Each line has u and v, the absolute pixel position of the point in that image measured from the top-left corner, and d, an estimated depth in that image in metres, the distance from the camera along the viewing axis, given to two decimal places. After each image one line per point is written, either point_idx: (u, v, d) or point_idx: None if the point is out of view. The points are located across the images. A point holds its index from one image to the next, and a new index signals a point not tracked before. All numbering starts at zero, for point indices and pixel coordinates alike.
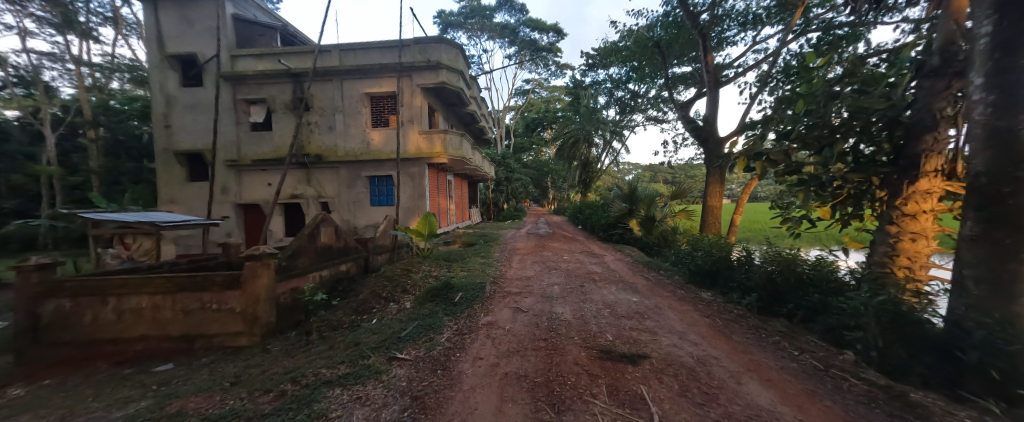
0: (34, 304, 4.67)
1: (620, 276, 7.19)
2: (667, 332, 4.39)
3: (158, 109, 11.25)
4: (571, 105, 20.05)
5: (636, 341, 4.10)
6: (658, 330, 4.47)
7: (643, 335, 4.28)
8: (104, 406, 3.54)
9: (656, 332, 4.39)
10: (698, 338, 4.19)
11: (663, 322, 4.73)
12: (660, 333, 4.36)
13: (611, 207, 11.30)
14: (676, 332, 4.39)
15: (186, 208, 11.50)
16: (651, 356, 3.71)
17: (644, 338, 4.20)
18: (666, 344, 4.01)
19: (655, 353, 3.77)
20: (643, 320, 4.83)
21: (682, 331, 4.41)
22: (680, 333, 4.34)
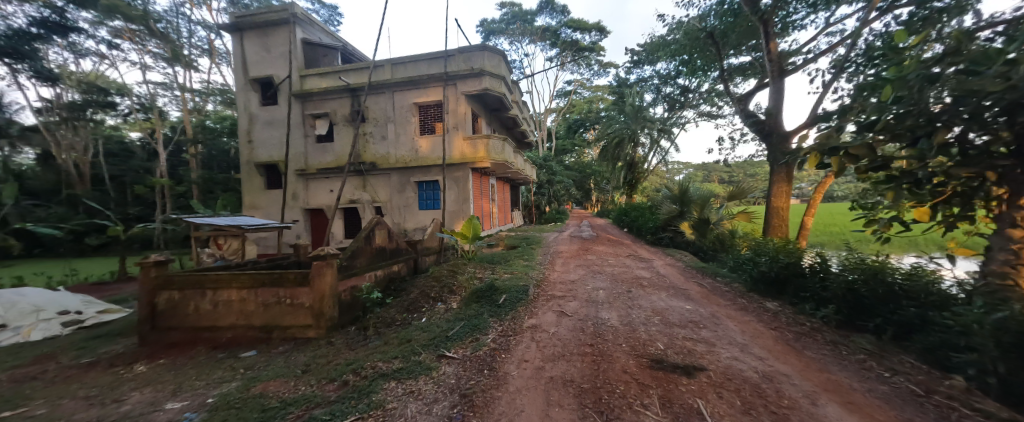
0: (153, 295, 5.61)
1: (670, 281, 6.85)
2: (726, 343, 4.09)
3: (243, 126, 12.85)
4: (616, 104, 19.47)
5: (691, 352, 3.87)
6: (715, 341, 4.18)
7: (699, 346, 4.02)
8: (205, 384, 4.14)
9: (713, 343, 4.11)
10: (763, 352, 3.85)
11: (721, 333, 4.41)
12: (718, 344, 4.07)
13: (660, 208, 10.78)
14: (736, 344, 4.07)
15: (266, 213, 12.97)
16: (708, 369, 3.48)
17: (700, 349, 3.94)
18: (725, 357, 3.74)
19: (713, 366, 3.53)
20: (698, 330, 4.54)
21: (744, 343, 4.09)
22: (742, 346, 4.02)
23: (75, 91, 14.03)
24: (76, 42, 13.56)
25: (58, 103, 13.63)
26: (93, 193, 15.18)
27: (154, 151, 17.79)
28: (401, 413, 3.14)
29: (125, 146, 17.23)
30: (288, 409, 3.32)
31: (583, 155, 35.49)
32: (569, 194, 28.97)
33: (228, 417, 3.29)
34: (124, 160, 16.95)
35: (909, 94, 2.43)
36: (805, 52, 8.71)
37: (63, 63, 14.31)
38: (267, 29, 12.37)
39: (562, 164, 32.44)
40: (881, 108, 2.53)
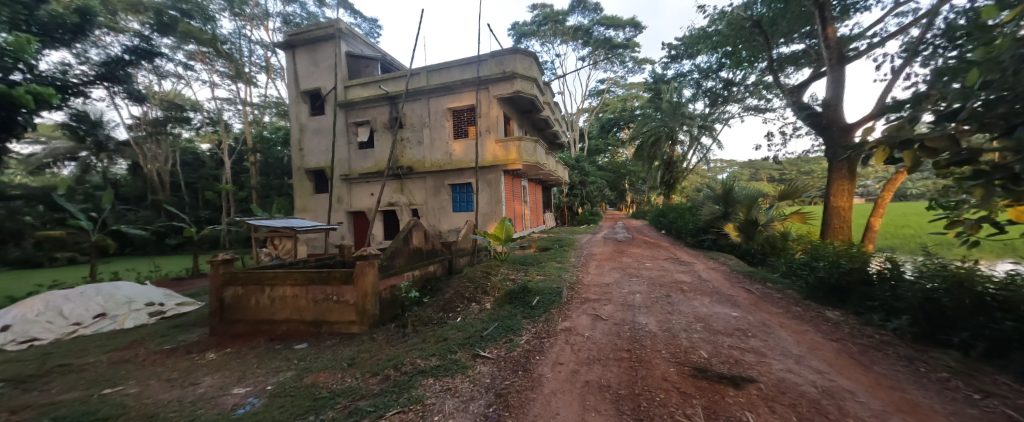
0: (221, 289, 6.23)
1: (714, 287, 6.47)
2: (778, 354, 3.80)
3: (295, 135, 13.88)
4: (652, 101, 18.77)
5: (738, 362, 3.64)
6: (766, 351, 3.90)
7: (747, 356, 3.78)
8: (264, 372, 4.54)
9: (763, 353, 3.84)
10: (822, 365, 3.53)
11: (773, 343, 4.10)
12: (769, 354, 3.80)
13: (702, 209, 10.25)
14: (790, 355, 3.77)
15: (315, 216, 13.93)
16: (758, 381, 3.25)
17: (749, 359, 3.70)
18: (777, 368, 3.48)
19: (764, 378, 3.30)
20: (745, 338, 4.26)
21: (800, 354, 3.78)
22: (797, 357, 3.72)
23: (157, 108, 15.93)
24: (159, 65, 15.40)
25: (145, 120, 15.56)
26: (172, 198, 17.11)
27: (220, 160, 19.72)
28: (439, 409, 3.25)
29: (197, 157, 19.31)
30: (336, 400, 3.56)
31: (618, 155, 34.60)
32: (603, 195, 28.39)
33: (285, 403, 3.58)
34: (197, 169, 18.98)
35: (1001, 77, 1.95)
36: (870, 36, 7.88)
37: (149, 85, 16.31)
38: (315, 45, 13.29)
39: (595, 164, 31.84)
40: (964, 95, 2.00)
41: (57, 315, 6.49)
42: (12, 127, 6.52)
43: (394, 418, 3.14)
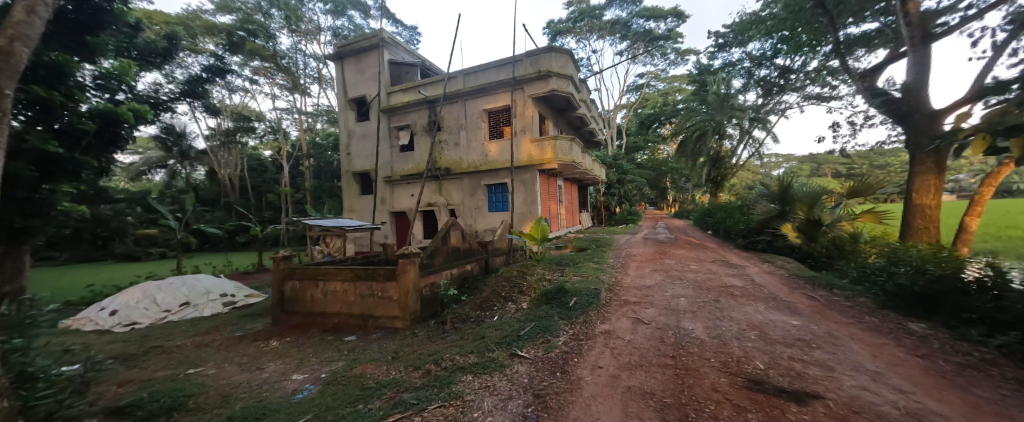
0: (282, 283, 6.83)
1: (769, 292, 5.95)
2: (849, 369, 3.42)
3: (343, 140, 14.81)
4: (697, 94, 17.73)
5: (801, 376, 3.32)
6: (834, 365, 3.52)
7: (811, 370, 3.43)
8: (319, 361, 4.90)
9: (831, 367, 3.46)
10: (906, 384, 3.11)
11: (842, 356, 3.69)
12: (838, 369, 3.42)
13: (755, 208, 9.49)
14: (864, 371, 3.37)
15: (362, 216, 14.75)
16: (825, 397, 2.94)
17: (814, 374, 3.36)
18: (848, 385, 3.13)
19: (833, 394, 2.98)
20: (808, 350, 3.88)
21: (876, 371, 3.36)
22: (873, 374, 3.31)
23: (229, 120, 17.81)
24: (230, 81, 17.21)
25: (219, 130, 17.54)
26: (241, 201, 19.00)
27: (280, 165, 21.56)
28: (479, 405, 3.30)
29: (261, 163, 21.26)
30: (382, 391, 3.74)
31: (659, 152, 33.21)
32: (642, 193, 27.43)
33: (338, 391, 3.84)
34: (261, 173, 20.93)
35: None
36: (962, 8, 6.83)
37: (223, 99, 18.28)
38: (361, 55, 14.12)
39: (633, 162, 30.79)
40: None
41: (151, 303, 7.46)
42: (117, 140, 7.59)
43: (435, 412, 3.24)
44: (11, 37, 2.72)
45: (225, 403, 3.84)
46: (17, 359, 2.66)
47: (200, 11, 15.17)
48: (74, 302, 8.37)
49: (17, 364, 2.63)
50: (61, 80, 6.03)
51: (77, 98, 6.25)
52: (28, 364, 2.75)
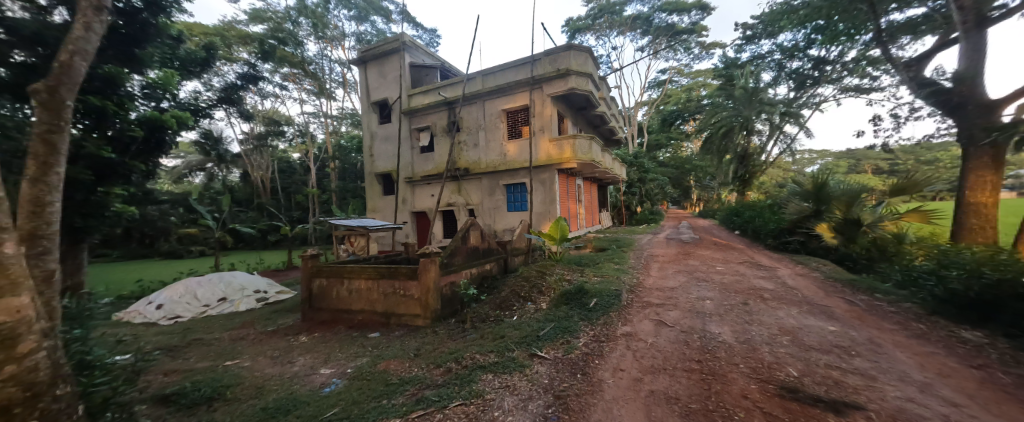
0: (310, 280, 7.10)
1: (803, 296, 5.64)
2: (893, 379, 3.20)
3: (366, 142, 15.22)
4: (723, 89, 17.07)
5: (840, 385, 3.14)
6: (876, 374, 3.30)
7: (851, 378, 3.23)
8: (345, 356, 5.07)
9: (873, 376, 3.25)
10: (959, 397, 2.88)
11: (886, 365, 3.45)
12: (880, 378, 3.21)
13: (786, 207, 9.04)
14: (911, 382, 3.14)
15: (385, 216, 15.11)
16: (867, 408, 2.76)
17: (854, 383, 3.16)
18: (893, 396, 2.92)
19: (876, 406, 2.79)
20: (847, 357, 3.65)
21: (925, 382, 3.12)
22: (921, 385, 3.09)
23: (261, 125, 18.71)
24: (262, 87, 18.05)
25: (252, 135, 18.46)
26: (272, 201, 19.89)
27: (308, 167, 22.41)
28: (499, 405, 3.31)
29: (290, 165, 22.17)
30: (405, 387, 3.82)
31: (682, 150, 32.20)
32: (664, 191, 26.75)
33: (362, 386, 3.94)
34: (290, 175, 21.83)
35: None
36: None
37: (255, 105, 19.19)
38: (383, 59, 14.48)
39: (655, 161, 30.03)
40: None
41: (192, 298, 7.94)
42: (163, 146, 8.05)
43: (456, 410, 3.28)
44: (71, 52, 2.94)
45: (259, 394, 4.04)
46: (75, 349, 2.89)
47: (235, 22, 15.99)
48: (124, 296, 9.00)
49: (76, 354, 2.86)
50: (111, 90, 6.49)
51: (127, 107, 6.70)
52: (86, 354, 2.99)
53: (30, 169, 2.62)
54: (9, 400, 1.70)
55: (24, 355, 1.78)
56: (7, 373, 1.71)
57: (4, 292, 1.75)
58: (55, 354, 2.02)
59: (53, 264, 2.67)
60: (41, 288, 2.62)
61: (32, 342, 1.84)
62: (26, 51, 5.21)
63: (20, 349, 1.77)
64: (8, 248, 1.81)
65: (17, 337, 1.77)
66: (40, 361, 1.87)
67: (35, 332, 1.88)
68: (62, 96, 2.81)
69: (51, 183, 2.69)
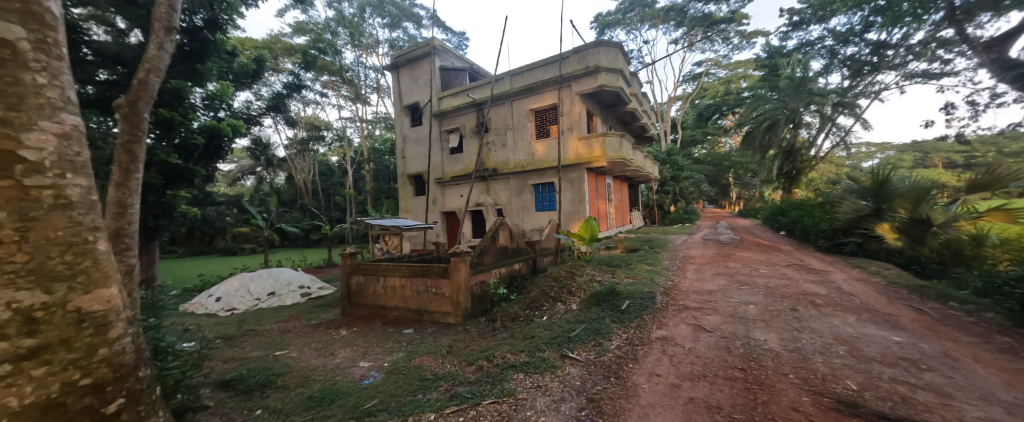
0: (349, 277, 7.45)
1: (861, 303, 5.16)
2: (973, 398, 2.85)
3: (399, 144, 15.75)
4: (766, 80, 16.00)
5: (908, 401, 2.84)
6: (952, 391, 2.96)
7: (921, 395, 2.92)
8: (382, 350, 5.28)
9: (948, 394, 2.91)
10: None
11: (964, 382, 3.08)
12: (957, 397, 2.87)
13: (840, 205, 8.32)
14: (996, 402, 2.78)
15: (417, 215, 15.54)
16: None
17: (925, 400, 2.85)
18: (974, 417, 2.60)
19: None
20: (916, 372, 3.29)
21: (1015, 403, 2.75)
22: (1009, 406, 2.73)
23: (303, 130, 19.92)
24: (305, 95, 19.21)
25: (296, 140, 19.72)
26: (313, 202, 21.10)
27: (346, 169, 23.54)
28: (531, 405, 3.30)
29: (329, 168, 23.39)
30: (438, 383, 3.91)
31: (720, 145, 30.66)
32: (700, 189, 25.53)
33: (399, 380, 4.09)
34: (330, 177, 23.02)
35: None
36: None
37: (299, 111, 20.45)
38: (415, 63, 14.93)
39: (690, 158, 28.77)
40: None
41: (245, 292, 8.60)
42: (220, 153, 8.79)
43: (489, 407, 3.32)
44: (147, 70, 3.30)
45: (306, 383, 4.30)
46: (152, 336, 3.22)
47: (280, 35, 17.13)
48: (188, 289, 9.90)
49: (153, 340, 3.19)
50: (178, 102, 7.19)
51: (190, 117, 7.38)
52: (160, 340, 3.30)
53: (114, 176, 3.03)
54: (100, 379, 1.68)
55: (113, 340, 1.76)
56: (99, 356, 1.69)
57: (95, 283, 1.72)
58: (139, 341, 2.03)
59: (132, 259, 3.07)
60: (123, 279, 2.94)
61: (121, 327, 1.82)
62: (109, 70, 5.88)
63: (109, 335, 1.75)
64: (97, 241, 1.78)
65: (106, 324, 1.74)
66: (126, 346, 1.84)
67: (122, 319, 1.84)
68: (140, 109, 3.19)
69: (131, 187, 3.10)
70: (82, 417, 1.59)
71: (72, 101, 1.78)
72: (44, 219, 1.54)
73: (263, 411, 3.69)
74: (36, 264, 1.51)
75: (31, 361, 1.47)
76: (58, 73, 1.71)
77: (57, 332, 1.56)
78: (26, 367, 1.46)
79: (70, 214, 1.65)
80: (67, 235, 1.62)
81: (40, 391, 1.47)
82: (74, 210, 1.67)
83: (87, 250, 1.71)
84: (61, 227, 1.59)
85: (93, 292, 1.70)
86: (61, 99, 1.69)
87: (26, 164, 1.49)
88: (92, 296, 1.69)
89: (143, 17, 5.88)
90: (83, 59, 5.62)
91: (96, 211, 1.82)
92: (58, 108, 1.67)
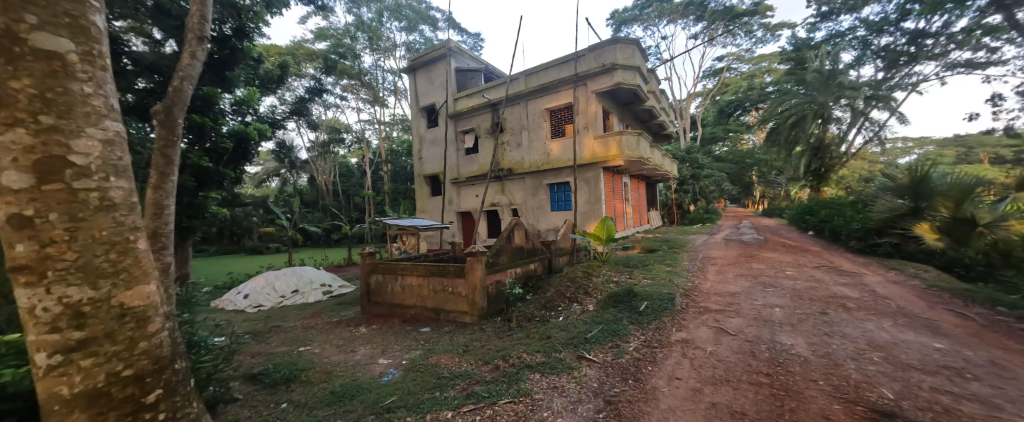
0: (368, 276, 7.61)
1: (897, 307, 4.87)
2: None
3: (415, 146, 15.97)
4: (792, 74, 15.37)
5: (951, 412, 2.66)
6: (1001, 403, 2.76)
7: (966, 406, 2.73)
8: (400, 348, 5.37)
9: (997, 406, 2.71)
10: None
11: (1016, 393, 2.87)
12: (1007, 409, 2.67)
13: (874, 204, 7.89)
14: None
15: (433, 216, 15.72)
16: None
17: (970, 411, 2.67)
18: None
19: None
20: (961, 381, 3.09)
21: None
22: None
23: (324, 133, 20.50)
24: (326, 99, 19.77)
25: (318, 142, 20.31)
26: (334, 203, 21.68)
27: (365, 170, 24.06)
28: (547, 406, 3.28)
29: (349, 169, 23.96)
30: (456, 381, 3.94)
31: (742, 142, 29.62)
32: (721, 188, 24.77)
33: (417, 377, 4.14)
34: (349, 178, 23.59)
35: None
36: None
37: (320, 115, 21.06)
38: (431, 65, 15.11)
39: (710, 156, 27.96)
40: None
41: (271, 289, 8.92)
42: (248, 156, 9.12)
43: (505, 407, 3.31)
44: (181, 78, 3.47)
45: (328, 379, 4.43)
46: (186, 330, 3.37)
47: (303, 41, 17.67)
48: (218, 287, 10.36)
49: (187, 334, 3.34)
50: (208, 108, 7.53)
51: (220, 122, 7.71)
52: (193, 335, 3.45)
53: (152, 178, 3.18)
54: (140, 371, 1.76)
55: (153, 334, 1.82)
56: (139, 349, 1.76)
57: (136, 279, 1.77)
58: (175, 334, 2.10)
59: (169, 257, 3.24)
60: (160, 276, 3.10)
61: (161, 321, 1.88)
62: (147, 78, 6.20)
63: (149, 329, 1.81)
64: (139, 240, 1.82)
65: (146, 318, 1.79)
66: (165, 338, 1.90)
67: (160, 313, 1.90)
68: (175, 115, 3.35)
69: (167, 189, 3.26)
70: (125, 406, 1.69)
71: (115, 109, 1.83)
72: (91, 220, 1.62)
73: (288, 404, 3.81)
74: (82, 262, 1.58)
75: (79, 352, 1.58)
76: (103, 83, 1.76)
77: (101, 326, 1.64)
78: (75, 358, 1.57)
79: (114, 215, 1.70)
80: (110, 234, 1.68)
81: (88, 381, 1.59)
82: (117, 211, 1.72)
83: (129, 248, 1.76)
84: (105, 227, 1.66)
85: (134, 288, 1.76)
86: (106, 106, 1.75)
87: (75, 169, 1.57)
88: (133, 292, 1.75)
89: (177, 28, 6.15)
90: (124, 69, 5.95)
91: (139, 211, 1.87)
92: (103, 115, 1.73)
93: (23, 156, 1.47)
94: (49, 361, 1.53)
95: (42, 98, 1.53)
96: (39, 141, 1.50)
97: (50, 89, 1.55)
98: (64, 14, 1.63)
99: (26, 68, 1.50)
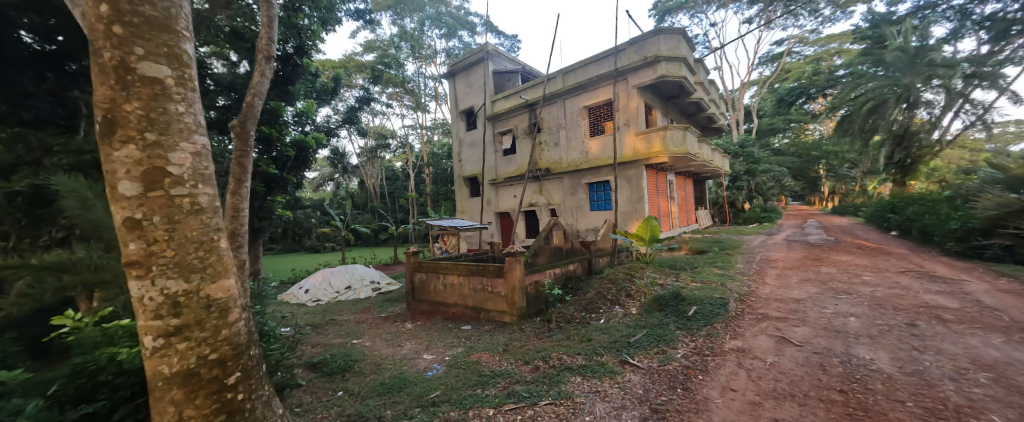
0: (412, 274, 7.89)
1: (1009, 320, 4.13)
2: None
3: (455, 148, 16.37)
4: (867, 55, 13.70)
5: None
6: None
7: None
8: (443, 345, 5.48)
9: None
10: None
11: None
12: None
13: (980, 199, 6.73)
14: None
15: (473, 216, 16.00)
16: None
17: None
18: None
19: None
20: None
21: None
22: None
23: (372, 139, 21.72)
24: (373, 107, 20.91)
25: (366, 148, 21.58)
26: (382, 205, 22.92)
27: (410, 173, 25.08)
28: (589, 410, 3.17)
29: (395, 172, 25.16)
30: (496, 379, 3.94)
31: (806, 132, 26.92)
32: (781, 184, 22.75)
33: (459, 374, 4.18)
34: (395, 181, 24.79)
35: None
36: None
37: (368, 122, 22.31)
38: (470, 69, 15.39)
39: (767, 149, 25.78)
40: None
41: (327, 285, 9.59)
42: (306, 163, 9.88)
43: (547, 408, 3.25)
44: (253, 94, 3.77)
45: (377, 371, 4.63)
46: (258, 320, 3.70)
47: (353, 53, 18.81)
48: (282, 282, 11.36)
49: (259, 324, 3.67)
50: (275, 120, 8.22)
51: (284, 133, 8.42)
52: (264, 324, 3.78)
53: (230, 184, 3.51)
54: (223, 355, 1.91)
55: (233, 323, 1.97)
56: (223, 336, 1.92)
57: (220, 274, 1.92)
58: (251, 323, 2.26)
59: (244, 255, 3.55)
60: (238, 271, 3.43)
61: (239, 312, 2.03)
62: (226, 96, 6.85)
63: (229, 318, 1.96)
64: (222, 239, 1.98)
65: (227, 308, 1.94)
66: (243, 326, 2.06)
67: (239, 304, 2.05)
68: (248, 128, 3.66)
69: (242, 194, 3.57)
70: (211, 386, 1.85)
71: (203, 124, 1.99)
72: (184, 222, 1.78)
73: (344, 393, 4.04)
74: (179, 259, 1.75)
75: (176, 337, 1.76)
76: (194, 103, 1.93)
77: (193, 315, 1.81)
78: (172, 342, 1.75)
79: (202, 218, 1.86)
80: (199, 235, 1.84)
81: (182, 362, 1.76)
82: (204, 214, 1.87)
83: (214, 247, 1.91)
84: (195, 228, 1.82)
85: (218, 281, 1.91)
86: (196, 123, 1.92)
87: (172, 178, 1.75)
88: (217, 285, 1.90)
89: (248, 49, 6.82)
90: (208, 88, 6.52)
91: (222, 214, 2.03)
92: (194, 131, 1.90)
93: (134, 168, 1.67)
94: (154, 343, 1.73)
95: (148, 118, 1.72)
96: (146, 155, 1.70)
97: (153, 109, 1.74)
98: (163, 45, 1.79)
99: (135, 93, 1.70)
